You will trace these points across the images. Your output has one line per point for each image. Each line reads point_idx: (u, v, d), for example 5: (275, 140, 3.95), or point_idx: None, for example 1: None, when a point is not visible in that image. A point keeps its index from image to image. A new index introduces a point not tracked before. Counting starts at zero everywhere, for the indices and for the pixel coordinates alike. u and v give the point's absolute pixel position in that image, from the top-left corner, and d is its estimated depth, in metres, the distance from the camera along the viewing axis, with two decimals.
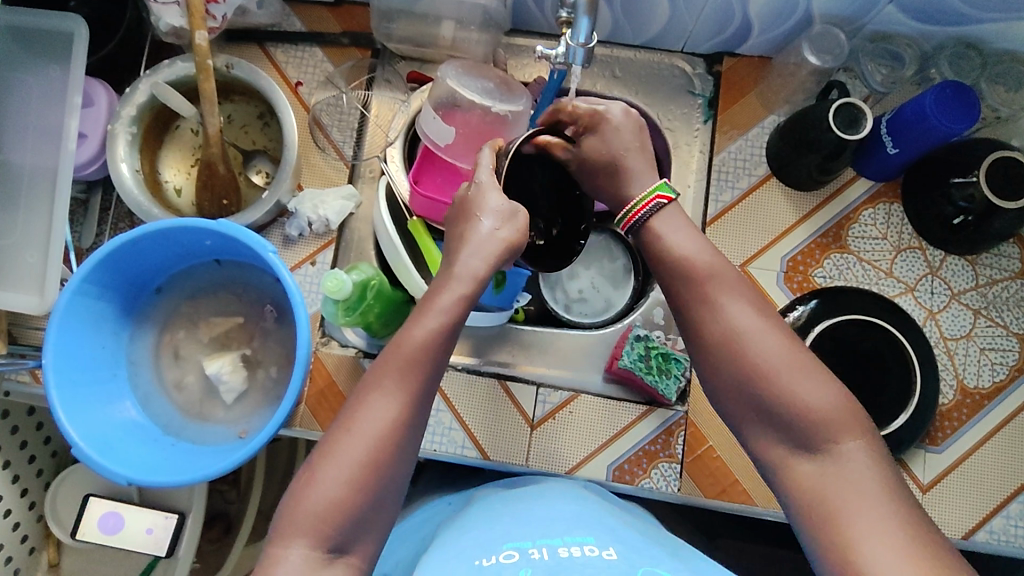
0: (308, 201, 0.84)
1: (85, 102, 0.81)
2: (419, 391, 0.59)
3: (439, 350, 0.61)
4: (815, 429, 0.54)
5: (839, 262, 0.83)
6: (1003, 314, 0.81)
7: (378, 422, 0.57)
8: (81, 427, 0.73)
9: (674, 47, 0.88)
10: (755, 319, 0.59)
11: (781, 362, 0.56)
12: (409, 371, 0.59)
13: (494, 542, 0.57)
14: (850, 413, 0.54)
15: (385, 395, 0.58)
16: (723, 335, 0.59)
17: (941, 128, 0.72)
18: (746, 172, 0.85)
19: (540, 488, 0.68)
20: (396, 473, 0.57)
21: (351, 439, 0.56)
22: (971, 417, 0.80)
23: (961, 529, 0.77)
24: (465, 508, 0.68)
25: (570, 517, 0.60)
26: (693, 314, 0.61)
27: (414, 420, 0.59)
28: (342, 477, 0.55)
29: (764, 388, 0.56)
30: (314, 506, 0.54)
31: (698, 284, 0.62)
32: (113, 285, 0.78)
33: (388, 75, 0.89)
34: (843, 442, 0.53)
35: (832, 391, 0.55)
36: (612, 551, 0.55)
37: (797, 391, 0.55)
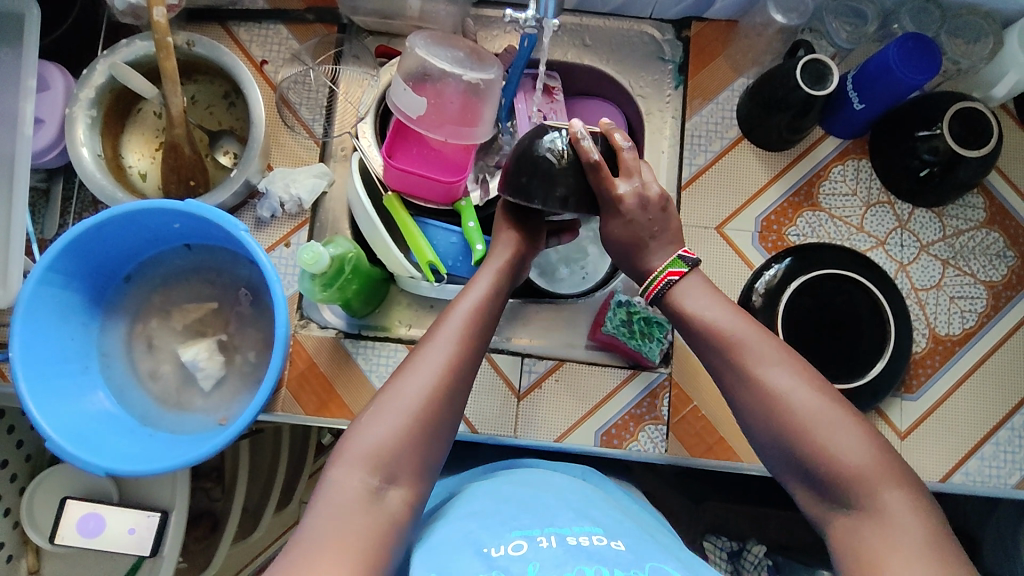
0: (278, 180, 0.83)
1: (40, 86, 0.78)
2: (473, 345, 0.64)
3: (489, 315, 0.67)
4: (851, 484, 0.53)
5: (811, 219, 0.84)
6: (970, 263, 0.84)
7: (433, 367, 0.61)
8: (53, 421, 0.71)
9: (643, 13, 0.88)
10: (797, 380, 0.58)
11: (823, 420, 0.56)
12: (467, 325, 0.64)
13: (501, 527, 0.56)
14: (888, 469, 0.54)
15: (443, 342, 0.63)
16: (766, 399, 0.58)
17: (906, 81, 0.73)
18: (718, 135, 0.86)
19: (547, 476, 0.67)
20: (454, 413, 0.61)
21: (416, 377, 0.60)
22: (944, 364, 0.82)
23: (938, 473, 0.79)
24: (470, 486, 0.67)
25: (575, 507, 0.60)
26: (732, 377, 0.60)
27: (467, 370, 0.63)
28: (406, 409, 0.58)
29: (805, 443, 0.55)
30: (378, 437, 0.56)
31: (739, 348, 0.61)
32: (78, 273, 0.76)
33: (356, 51, 0.87)
34: (883, 496, 0.52)
35: (874, 442, 0.55)
36: (620, 541, 0.55)
37: (840, 447, 0.54)
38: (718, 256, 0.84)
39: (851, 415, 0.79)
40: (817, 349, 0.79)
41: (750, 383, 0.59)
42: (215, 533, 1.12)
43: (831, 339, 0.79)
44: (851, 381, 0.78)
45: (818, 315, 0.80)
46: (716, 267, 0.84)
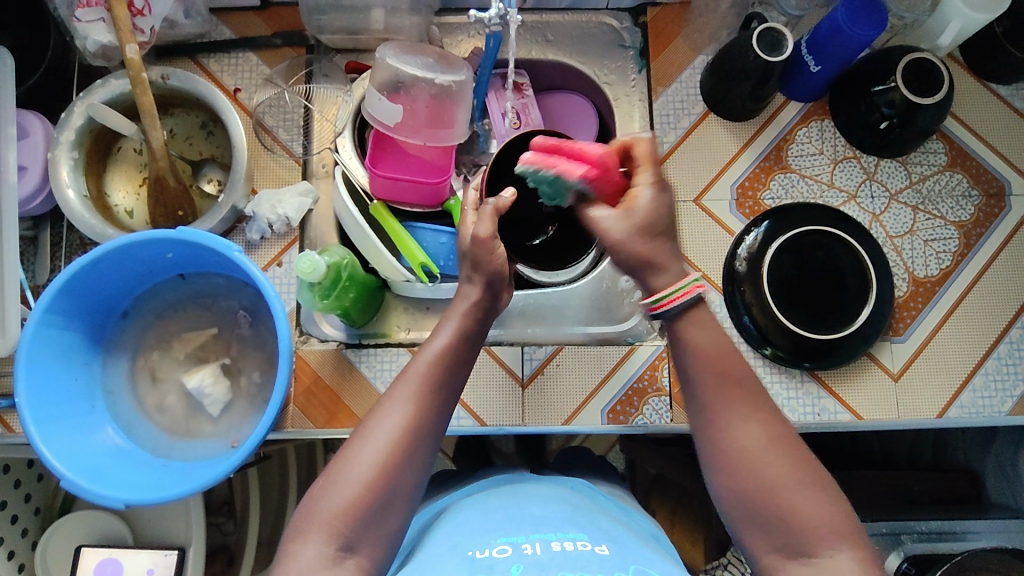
0: (265, 202, 0.84)
1: (20, 135, 0.79)
2: (435, 401, 0.62)
3: (455, 367, 0.63)
4: (805, 536, 0.55)
5: (784, 181, 0.88)
6: (939, 206, 0.87)
7: (390, 430, 0.59)
8: (67, 460, 0.71)
9: (599, 5, 0.91)
10: (766, 435, 0.58)
11: (788, 478, 0.56)
12: (429, 382, 0.62)
13: (485, 537, 0.59)
14: (845, 524, 0.55)
15: (401, 404, 0.60)
16: (735, 443, 0.58)
17: (856, 38, 0.77)
18: (685, 112, 0.89)
19: (533, 488, 0.69)
20: (408, 480, 0.59)
21: (370, 445, 0.59)
22: (926, 304, 0.85)
23: (934, 409, 0.82)
24: (460, 502, 0.69)
25: (559, 514, 0.62)
26: (708, 414, 0.60)
27: (427, 429, 0.60)
28: (358, 479, 0.57)
29: (767, 497, 0.56)
30: (332, 508, 0.56)
31: (718, 388, 0.60)
32: (78, 313, 0.76)
33: (326, 70, 0.89)
34: (829, 554, 0.54)
35: (828, 501, 0.56)
36: (604, 545, 0.57)
37: (799, 505, 0.55)
38: (698, 228, 0.87)
39: (844, 363, 0.82)
40: (798, 317, 0.81)
41: (718, 428, 0.59)
42: (233, 568, 1.10)
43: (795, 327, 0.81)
44: (827, 335, 0.80)
45: (783, 298, 0.82)
46: (698, 239, 0.86)
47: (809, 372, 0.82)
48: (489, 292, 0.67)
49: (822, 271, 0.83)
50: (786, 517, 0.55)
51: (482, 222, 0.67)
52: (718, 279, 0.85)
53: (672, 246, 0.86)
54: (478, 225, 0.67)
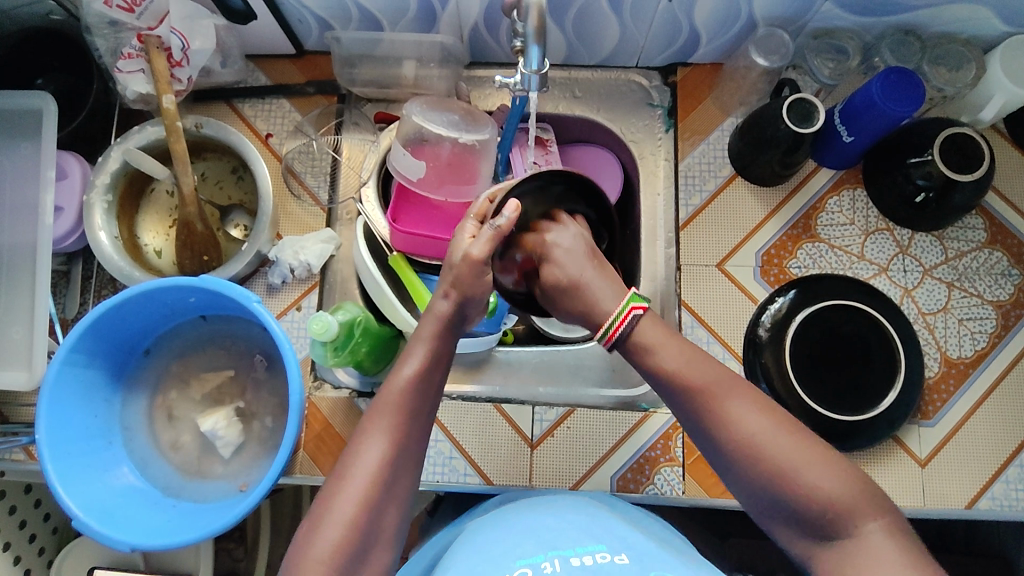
0: (288, 247, 0.85)
1: (58, 175, 0.82)
2: (409, 435, 0.61)
3: (424, 399, 0.63)
4: (833, 517, 0.54)
5: (812, 251, 0.85)
6: (976, 284, 0.84)
7: (370, 465, 0.58)
8: (80, 500, 0.72)
9: (629, 63, 0.91)
10: (767, 421, 0.57)
11: (797, 459, 0.55)
12: (401, 416, 0.61)
13: (501, 559, 0.57)
14: (868, 494, 0.55)
15: (377, 442, 0.60)
16: (736, 439, 0.57)
17: (891, 113, 0.74)
18: (712, 174, 0.88)
19: (547, 501, 0.68)
20: (389, 516, 0.59)
21: (351, 488, 0.57)
22: (958, 387, 0.81)
23: (963, 499, 0.78)
24: (471, 525, 0.67)
25: (575, 526, 0.61)
26: (699, 420, 0.59)
27: (403, 467, 0.60)
28: (342, 520, 0.56)
29: (781, 483, 0.55)
30: (319, 554, 0.54)
31: (702, 394, 0.59)
32: (100, 352, 0.78)
33: (356, 118, 0.91)
34: (862, 526, 0.53)
35: (848, 477, 0.55)
36: (624, 555, 0.56)
37: (813, 483, 0.54)
38: (719, 294, 0.85)
39: (868, 445, 0.78)
40: (812, 372, 0.79)
41: (713, 431, 0.58)
42: None
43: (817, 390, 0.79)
44: (855, 415, 0.77)
45: (806, 358, 0.80)
46: (719, 305, 0.84)
47: None
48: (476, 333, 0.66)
49: (837, 334, 0.81)
50: (816, 504, 0.54)
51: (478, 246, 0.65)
52: (739, 347, 0.83)
53: (692, 310, 0.84)
54: (473, 245, 0.65)
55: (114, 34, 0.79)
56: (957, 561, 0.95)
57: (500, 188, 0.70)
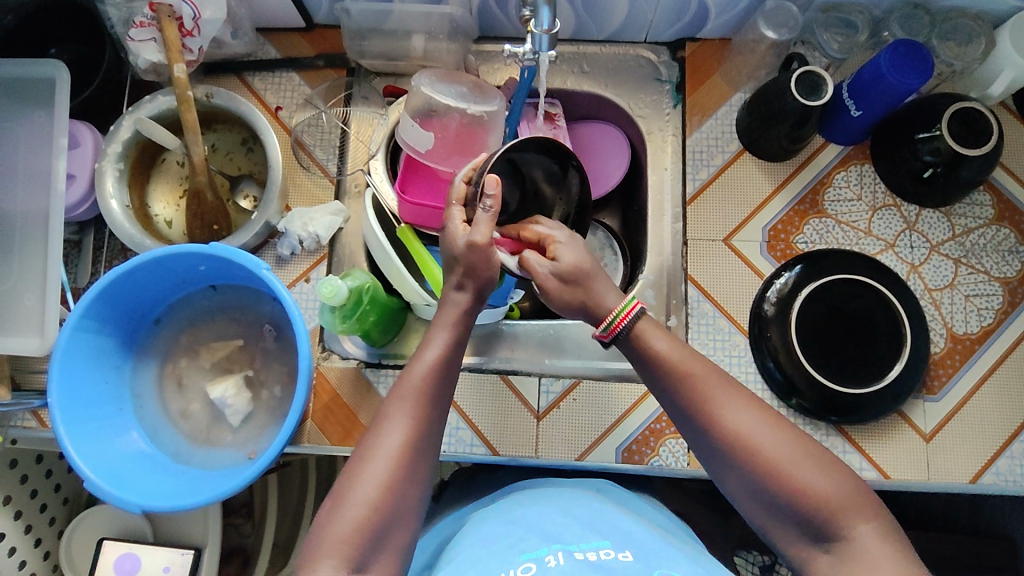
0: (296, 219, 0.86)
1: (71, 144, 0.83)
2: (430, 412, 0.62)
3: (445, 377, 0.63)
4: (825, 520, 0.54)
5: (819, 226, 0.85)
6: (983, 261, 0.84)
7: (394, 444, 0.59)
8: (92, 462, 0.73)
9: (637, 38, 0.91)
10: (757, 419, 0.57)
11: (786, 457, 0.55)
12: (422, 393, 0.62)
13: (506, 554, 0.57)
14: (861, 495, 0.55)
15: (399, 418, 0.60)
16: (726, 437, 0.57)
17: (899, 85, 0.74)
18: (719, 149, 0.88)
19: (551, 494, 0.68)
20: (415, 494, 0.59)
21: (374, 462, 0.58)
22: (964, 363, 0.81)
23: (967, 474, 0.78)
24: (474, 517, 0.68)
25: (580, 521, 0.61)
26: (690, 418, 0.59)
27: (425, 441, 0.61)
28: (365, 500, 0.56)
29: (770, 481, 0.55)
30: (340, 532, 0.55)
31: (693, 391, 0.59)
32: (111, 319, 0.79)
33: (365, 92, 0.91)
34: (855, 527, 0.53)
35: (844, 479, 0.55)
36: (627, 552, 0.56)
37: (803, 482, 0.54)
38: (726, 269, 0.85)
39: (873, 419, 0.79)
40: (825, 351, 0.79)
41: (710, 428, 0.58)
42: (247, 570, 1.11)
43: (833, 364, 0.79)
44: (862, 386, 0.78)
45: (820, 337, 0.80)
46: (725, 280, 0.85)
47: (837, 426, 0.79)
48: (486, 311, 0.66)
49: (847, 313, 0.81)
50: (810, 505, 0.54)
51: (478, 229, 0.64)
52: (745, 322, 0.83)
53: (698, 285, 0.85)
54: (474, 231, 0.65)
55: (127, 4, 0.80)
56: (961, 538, 0.96)
57: (484, 157, 0.73)
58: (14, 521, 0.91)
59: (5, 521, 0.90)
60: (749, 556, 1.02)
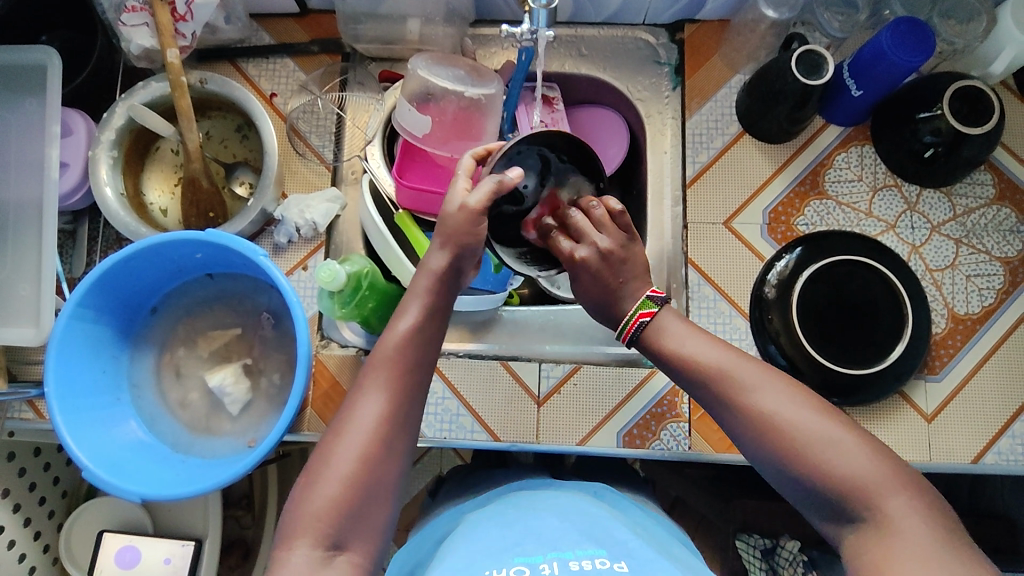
0: (293, 206, 0.85)
1: (64, 132, 0.82)
2: (406, 385, 0.61)
3: (422, 344, 0.63)
4: (857, 495, 0.53)
5: (819, 208, 0.85)
6: (984, 241, 0.83)
7: (368, 419, 0.58)
8: (90, 451, 0.73)
9: (635, 20, 0.91)
10: (789, 403, 0.57)
11: (819, 437, 0.55)
12: (397, 362, 0.61)
13: (500, 556, 0.56)
14: (894, 469, 0.54)
15: (374, 389, 0.60)
16: (757, 422, 0.57)
17: (901, 63, 0.74)
18: (719, 132, 0.87)
19: (548, 498, 0.67)
20: (392, 471, 0.58)
21: (346, 435, 0.57)
22: (965, 343, 0.81)
23: (968, 454, 0.78)
24: (470, 518, 0.67)
25: (575, 527, 0.60)
26: (720, 410, 0.59)
27: (402, 412, 0.60)
28: (337, 477, 0.56)
29: (803, 463, 0.55)
30: (315, 507, 0.55)
31: (724, 382, 0.59)
32: (107, 308, 0.78)
33: (360, 78, 0.90)
34: (888, 502, 0.52)
35: (873, 454, 0.54)
36: (623, 563, 0.55)
37: (837, 462, 0.54)
38: (727, 252, 0.84)
39: (875, 400, 0.79)
40: (818, 331, 0.79)
41: (739, 416, 0.58)
42: (248, 562, 1.11)
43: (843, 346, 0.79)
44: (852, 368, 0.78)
45: (833, 319, 0.80)
46: (726, 263, 0.84)
47: (838, 407, 0.79)
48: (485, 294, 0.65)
49: (855, 292, 0.80)
50: (842, 481, 0.53)
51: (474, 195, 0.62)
52: (746, 305, 0.83)
53: (699, 268, 0.84)
54: (471, 195, 0.62)
55: None
56: (962, 520, 0.96)
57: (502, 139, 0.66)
58: (13, 515, 0.91)
59: (3, 515, 0.89)
60: (749, 539, 0.99)
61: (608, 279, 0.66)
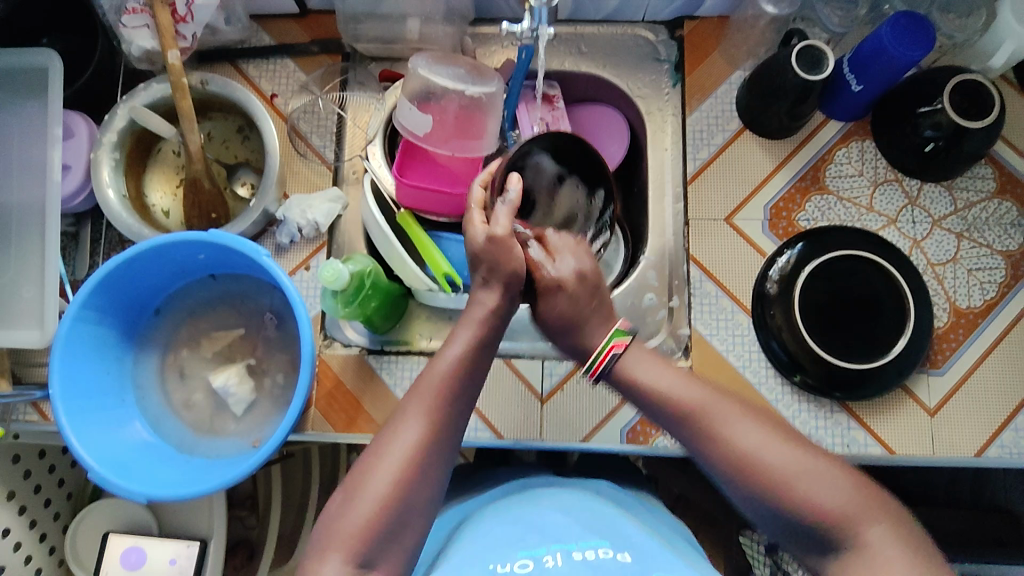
0: (295, 206, 0.85)
1: (65, 134, 0.82)
2: (451, 412, 0.60)
3: (469, 375, 0.62)
4: (831, 525, 0.53)
5: (820, 203, 0.85)
6: (985, 234, 0.83)
7: (410, 442, 0.58)
8: (95, 452, 0.73)
9: (635, 17, 0.91)
10: (765, 437, 0.57)
11: (796, 472, 0.54)
12: (442, 395, 0.60)
13: (506, 549, 0.57)
14: (871, 498, 0.54)
15: (415, 418, 0.59)
16: (733, 459, 0.56)
17: (901, 58, 0.74)
18: (719, 128, 0.87)
19: (550, 492, 0.67)
20: (428, 493, 0.58)
21: (387, 459, 0.57)
22: (968, 337, 0.81)
23: (972, 447, 0.78)
24: (474, 515, 0.67)
25: (578, 517, 0.61)
26: (699, 444, 0.59)
27: (442, 442, 0.59)
28: (377, 498, 0.55)
29: (781, 497, 0.54)
30: (347, 528, 0.55)
31: (700, 419, 0.59)
32: (111, 310, 0.78)
33: (361, 78, 0.90)
34: (864, 529, 0.52)
35: (851, 484, 0.54)
36: (626, 553, 0.56)
37: (812, 494, 0.54)
38: (729, 247, 0.85)
39: (877, 395, 0.79)
40: (827, 347, 0.79)
41: (718, 451, 0.57)
42: (253, 562, 1.11)
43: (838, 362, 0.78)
44: (864, 362, 0.78)
45: (819, 336, 0.79)
46: (728, 259, 0.84)
47: (840, 402, 0.79)
48: (481, 288, 0.65)
49: (848, 308, 0.80)
50: (816, 513, 0.53)
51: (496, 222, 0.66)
52: (748, 301, 0.83)
53: (700, 265, 0.84)
54: (494, 224, 0.66)
55: None
56: (964, 513, 0.96)
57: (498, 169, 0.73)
58: (18, 517, 0.91)
59: (9, 517, 0.89)
60: (752, 535, 0.99)
61: (582, 304, 0.65)
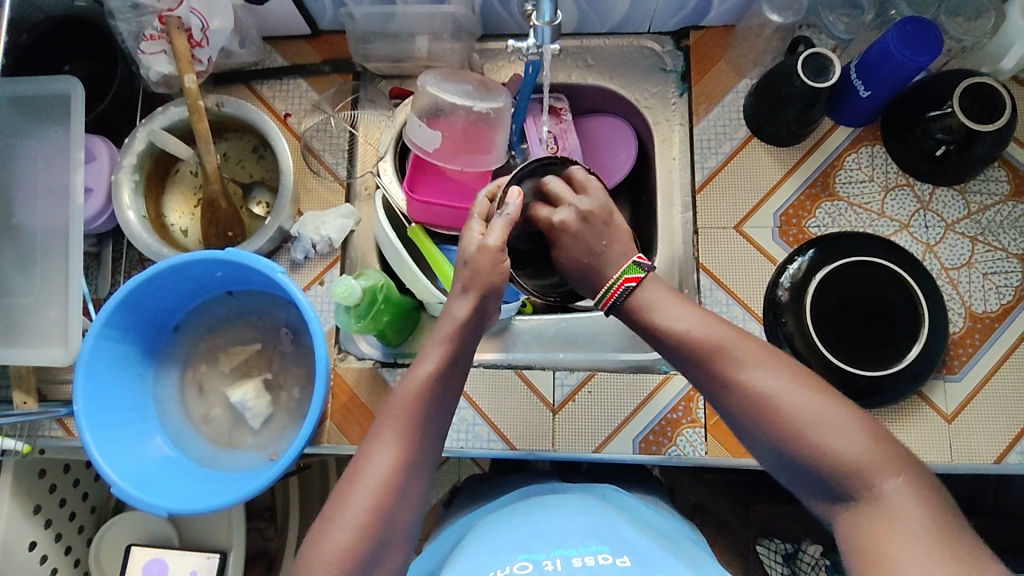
0: (309, 223, 0.87)
1: (88, 158, 0.85)
2: (421, 433, 0.61)
3: (438, 395, 0.63)
4: (848, 471, 0.53)
5: (831, 209, 0.85)
6: (1000, 238, 0.83)
7: (383, 467, 0.58)
8: (118, 467, 0.75)
9: (640, 29, 0.91)
10: (781, 379, 0.57)
11: (814, 414, 0.55)
12: (412, 413, 0.61)
13: (506, 555, 0.57)
14: (887, 450, 0.54)
15: (389, 441, 0.60)
16: (750, 398, 0.57)
17: (910, 63, 0.73)
18: (727, 137, 0.88)
19: (556, 501, 0.67)
20: (405, 514, 0.59)
21: (361, 485, 0.58)
22: (984, 342, 0.80)
23: (991, 454, 0.77)
24: (479, 524, 0.68)
25: (581, 526, 0.61)
26: (714, 385, 0.60)
27: (418, 461, 0.60)
28: (353, 525, 0.56)
29: (799, 443, 0.55)
30: (331, 552, 0.55)
31: (714, 356, 0.60)
32: (133, 327, 0.80)
33: (372, 96, 0.92)
34: (883, 482, 0.52)
35: (872, 433, 0.54)
36: (626, 557, 0.55)
37: (830, 439, 0.54)
38: (739, 255, 0.85)
39: (892, 402, 0.78)
40: (838, 336, 0.79)
41: (733, 390, 0.58)
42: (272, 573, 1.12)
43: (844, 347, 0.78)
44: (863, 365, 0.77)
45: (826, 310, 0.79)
46: (738, 267, 0.84)
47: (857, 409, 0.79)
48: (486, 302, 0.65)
49: (861, 305, 0.80)
50: (832, 460, 0.53)
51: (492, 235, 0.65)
52: (759, 309, 0.83)
53: (710, 273, 0.84)
54: (488, 235, 0.65)
55: (136, 18, 0.81)
56: (986, 520, 0.95)
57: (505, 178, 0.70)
58: (44, 531, 0.93)
59: (35, 531, 0.91)
60: (769, 543, 0.99)
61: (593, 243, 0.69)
